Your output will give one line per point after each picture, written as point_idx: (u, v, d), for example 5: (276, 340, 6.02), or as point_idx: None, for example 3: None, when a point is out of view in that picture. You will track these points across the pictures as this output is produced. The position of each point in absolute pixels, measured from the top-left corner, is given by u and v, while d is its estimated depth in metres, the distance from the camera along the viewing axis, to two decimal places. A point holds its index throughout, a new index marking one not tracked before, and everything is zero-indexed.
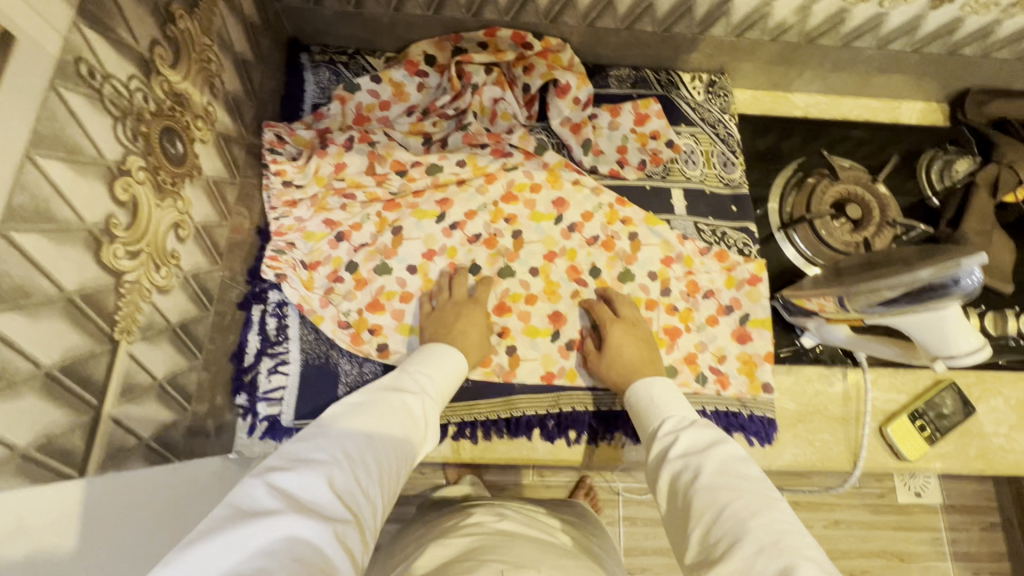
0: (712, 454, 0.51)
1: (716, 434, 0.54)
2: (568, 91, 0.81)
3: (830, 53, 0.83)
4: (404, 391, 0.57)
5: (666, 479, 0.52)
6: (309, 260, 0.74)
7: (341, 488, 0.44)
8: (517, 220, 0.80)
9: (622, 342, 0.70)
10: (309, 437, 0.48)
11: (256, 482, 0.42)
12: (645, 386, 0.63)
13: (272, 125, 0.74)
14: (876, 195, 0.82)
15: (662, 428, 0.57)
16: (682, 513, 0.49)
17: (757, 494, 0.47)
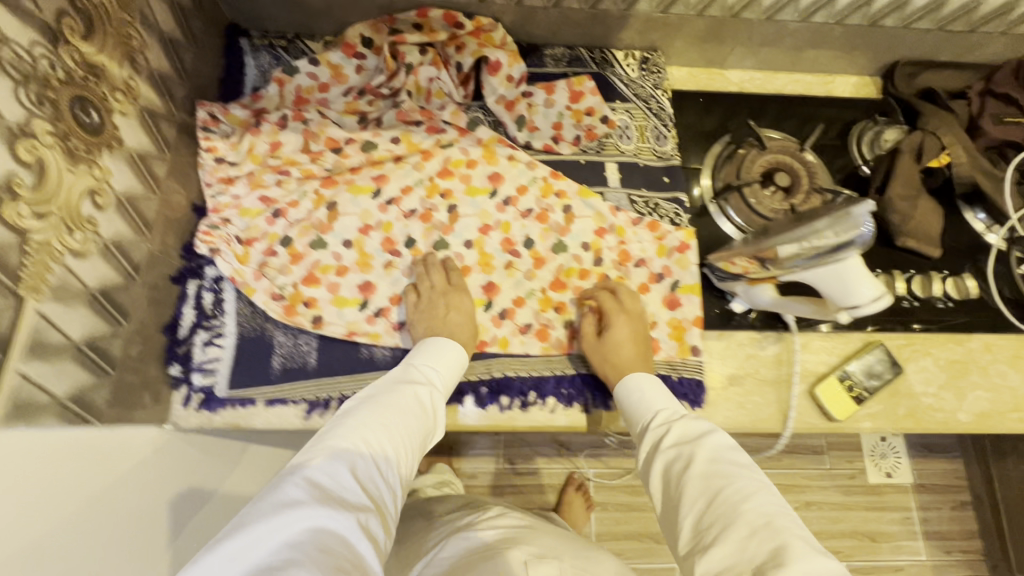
0: (707, 443, 0.57)
1: (704, 424, 0.60)
2: (499, 68, 0.83)
3: (755, 27, 0.85)
4: (412, 391, 0.63)
5: (660, 464, 0.58)
6: (245, 236, 0.76)
7: (359, 477, 0.51)
8: (452, 194, 0.82)
9: (625, 339, 0.72)
10: (327, 433, 0.54)
11: (286, 478, 0.48)
12: (635, 379, 0.69)
13: (205, 104, 0.75)
14: (805, 164, 0.85)
15: (655, 421, 0.63)
16: (677, 495, 0.55)
17: (749, 480, 0.53)
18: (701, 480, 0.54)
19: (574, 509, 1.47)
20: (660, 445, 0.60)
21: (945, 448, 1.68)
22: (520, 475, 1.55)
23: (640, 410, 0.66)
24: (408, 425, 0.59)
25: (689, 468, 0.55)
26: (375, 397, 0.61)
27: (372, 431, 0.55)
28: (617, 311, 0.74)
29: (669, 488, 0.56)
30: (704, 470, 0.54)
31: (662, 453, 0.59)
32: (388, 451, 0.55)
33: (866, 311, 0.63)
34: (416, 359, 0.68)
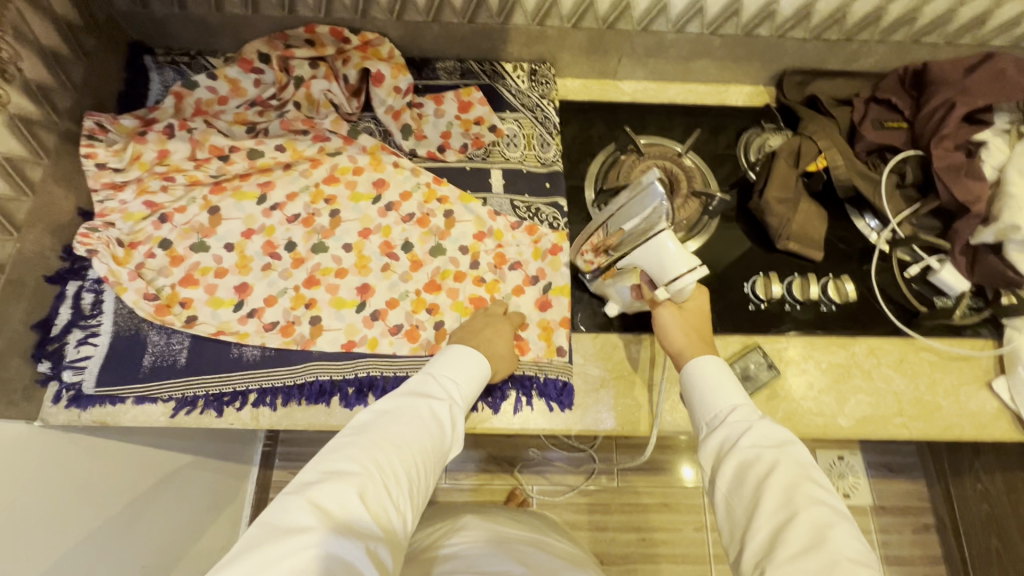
0: (780, 460, 0.56)
1: (789, 436, 0.59)
2: (383, 79, 0.87)
3: (634, 38, 0.87)
4: (431, 400, 0.64)
5: (729, 471, 0.58)
6: (128, 239, 0.79)
7: (372, 503, 0.53)
8: (336, 200, 0.84)
9: (700, 314, 0.73)
10: (342, 449, 0.57)
11: (294, 498, 0.51)
12: (710, 365, 0.66)
13: (92, 114, 0.79)
14: (682, 167, 0.87)
15: (731, 417, 0.61)
16: (744, 506, 0.56)
17: (825, 509, 0.52)
18: (777, 496, 0.54)
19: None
20: (730, 447, 0.59)
21: (908, 468, 1.62)
22: (462, 491, 1.53)
23: (704, 408, 0.65)
24: (426, 441, 0.60)
25: (765, 482, 0.55)
26: (396, 410, 0.61)
27: (388, 452, 0.57)
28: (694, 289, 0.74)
29: (745, 493, 0.56)
30: (779, 487, 0.54)
31: (737, 454, 0.58)
32: (405, 469, 0.57)
33: (672, 288, 0.67)
34: (437, 368, 0.68)
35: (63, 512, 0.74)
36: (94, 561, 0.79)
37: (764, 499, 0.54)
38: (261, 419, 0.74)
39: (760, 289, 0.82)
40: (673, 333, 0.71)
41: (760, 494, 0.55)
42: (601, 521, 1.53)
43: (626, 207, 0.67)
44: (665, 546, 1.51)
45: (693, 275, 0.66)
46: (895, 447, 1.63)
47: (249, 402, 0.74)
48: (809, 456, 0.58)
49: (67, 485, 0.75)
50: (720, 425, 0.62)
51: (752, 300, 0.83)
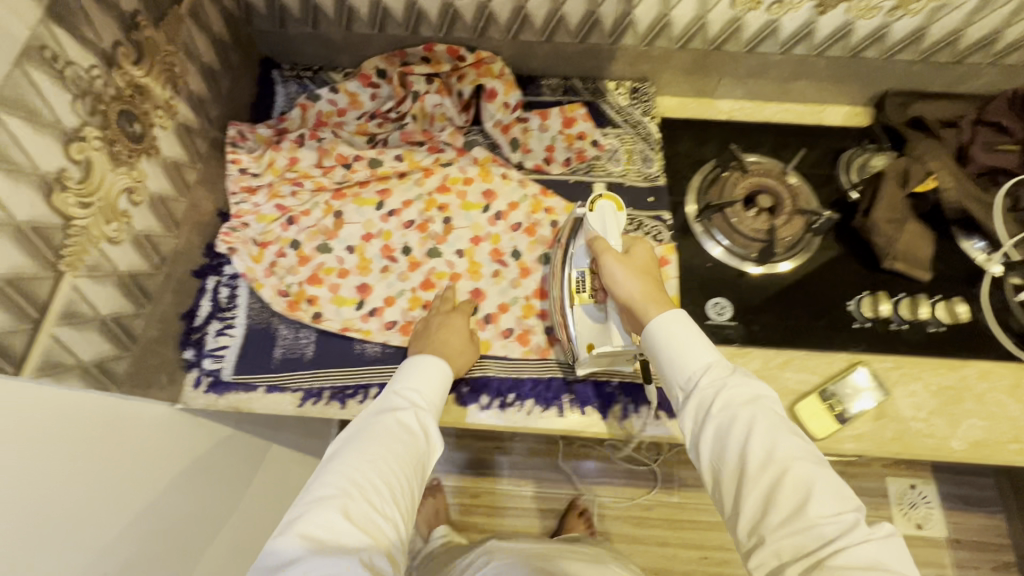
0: (756, 420, 0.57)
1: (758, 394, 0.60)
2: (496, 95, 0.92)
3: (738, 59, 0.90)
4: (392, 412, 0.66)
5: (712, 444, 0.59)
6: (261, 239, 0.85)
7: (357, 518, 0.55)
8: (448, 209, 0.89)
9: (645, 264, 0.73)
10: (318, 480, 0.59)
11: (286, 536, 0.54)
12: (674, 320, 0.66)
13: (236, 123, 0.86)
14: (787, 185, 0.86)
15: (705, 377, 0.62)
16: (734, 472, 0.57)
17: (804, 462, 0.55)
18: (758, 463, 0.55)
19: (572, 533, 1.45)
20: (707, 412, 0.60)
21: (984, 502, 1.55)
22: (524, 497, 1.55)
23: (676, 364, 0.64)
24: (404, 448, 0.63)
25: (745, 452, 0.56)
26: (368, 429, 0.63)
27: (370, 467, 0.59)
28: (636, 240, 0.76)
29: (732, 461, 0.57)
30: (758, 453, 0.56)
31: (716, 432, 0.59)
32: (387, 475, 0.60)
33: (591, 222, 0.75)
34: (399, 383, 0.70)
35: (193, 498, 0.77)
36: (211, 548, 0.82)
37: (753, 464, 0.55)
38: None
39: (867, 307, 0.82)
40: (623, 276, 0.70)
41: (747, 459, 0.56)
42: (662, 536, 1.52)
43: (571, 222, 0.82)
44: (728, 566, 1.49)
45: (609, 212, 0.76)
46: (971, 479, 1.57)
47: (371, 395, 0.79)
48: (779, 408, 0.59)
49: (198, 469, 0.79)
50: (694, 390, 0.62)
51: (858, 319, 0.83)
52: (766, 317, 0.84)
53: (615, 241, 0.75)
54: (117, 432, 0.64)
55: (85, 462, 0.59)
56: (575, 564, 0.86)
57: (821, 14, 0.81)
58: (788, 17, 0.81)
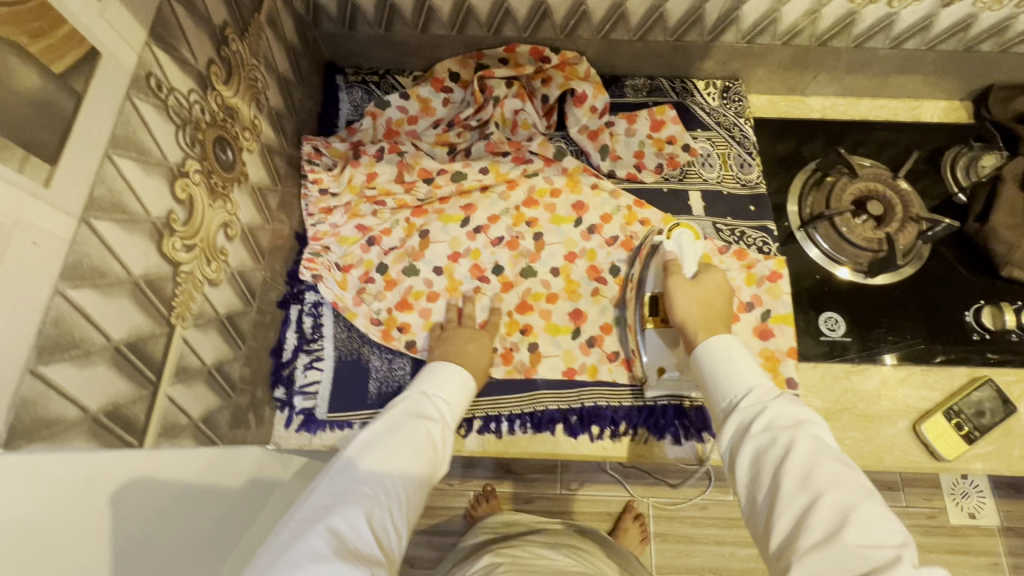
0: (801, 442, 0.48)
1: (805, 412, 0.52)
2: (584, 99, 0.86)
3: (843, 54, 0.84)
4: (426, 418, 0.61)
5: (742, 457, 0.51)
6: (343, 263, 0.79)
7: (377, 523, 0.49)
8: (538, 223, 0.83)
9: (718, 290, 0.68)
10: (347, 473, 0.53)
11: (310, 522, 0.47)
12: (719, 347, 0.61)
13: (311, 138, 0.81)
14: (898, 192, 0.82)
15: (746, 400, 0.55)
16: (764, 488, 0.49)
17: (849, 489, 0.45)
18: (790, 473, 0.47)
19: (628, 536, 1.17)
20: (746, 431, 0.52)
21: None
22: None
23: (722, 386, 0.58)
24: (420, 468, 0.56)
25: (778, 461, 0.48)
26: (394, 432, 0.58)
27: (390, 477, 0.53)
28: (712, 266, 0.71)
29: (761, 479, 0.49)
30: (794, 463, 0.47)
31: (751, 440, 0.51)
32: (401, 496, 0.53)
33: (666, 246, 0.72)
34: (429, 388, 0.65)
35: None
36: None
37: (785, 478, 0.47)
38: (488, 445, 0.74)
39: (987, 318, 0.79)
40: (682, 305, 0.66)
41: (781, 475, 0.48)
42: None
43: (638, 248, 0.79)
44: None
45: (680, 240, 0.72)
46: None
47: (474, 429, 0.75)
48: (829, 432, 0.50)
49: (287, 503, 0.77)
50: (735, 409, 0.55)
51: (976, 331, 0.79)
52: (879, 333, 0.80)
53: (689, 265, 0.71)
54: (217, 478, 0.59)
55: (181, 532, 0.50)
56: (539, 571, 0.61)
57: (945, 7, 0.75)
58: (908, 10, 0.76)
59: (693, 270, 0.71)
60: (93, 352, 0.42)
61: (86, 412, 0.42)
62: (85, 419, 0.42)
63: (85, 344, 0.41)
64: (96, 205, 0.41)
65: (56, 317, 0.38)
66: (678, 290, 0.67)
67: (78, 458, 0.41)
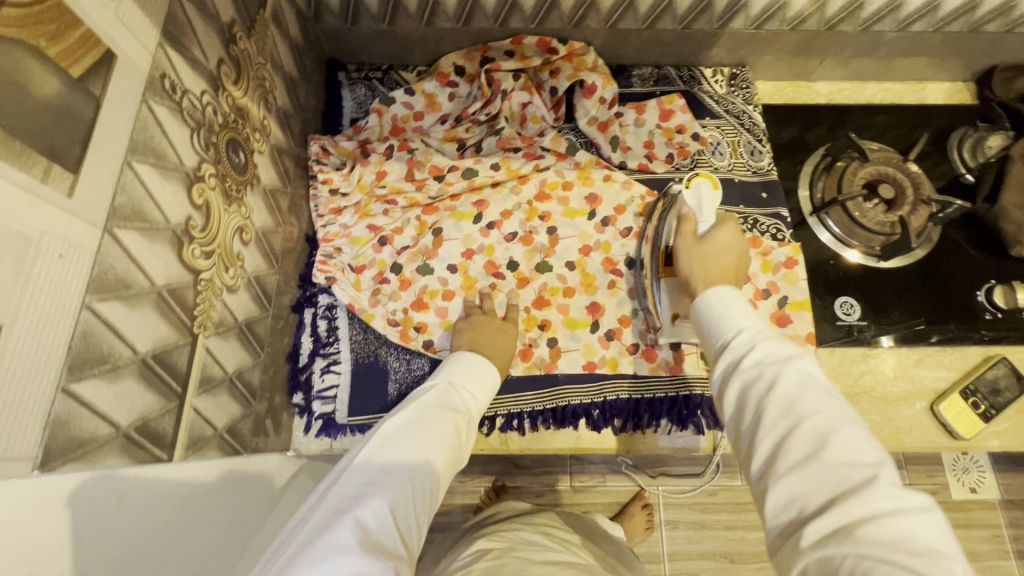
0: (787, 371, 0.44)
1: (794, 346, 0.47)
2: (594, 91, 0.84)
3: (850, 38, 0.84)
4: (452, 409, 0.59)
5: (728, 391, 0.47)
6: (356, 263, 0.78)
7: (401, 517, 0.47)
8: (551, 217, 0.82)
9: (730, 247, 0.64)
10: (376, 463, 0.50)
11: (337, 515, 0.45)
12: (717, 295, 0.55)
13: (317, 138, 0.79)
14: (908, 175, 0.82)
15: (736, 336, 0.50)
16: (745, 416, 0.45)
17: (831, 413, 0.42)
18: (775, 403, 0.43)
19: (632, 525, 1.11)
20: (734, 364, 0.48)
21: None
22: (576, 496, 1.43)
23: (716, 326, 0.53)
24: (444, 460, 0.54)
25: (762, 393, 0.44)
26: (422, 423, 0.55)
27: (417, 471, 0.51)
28: (728, 220, 0.66)
29: (742, 411, 0.45)
30: (779, 394, 0.43)
31: (739, 374, 0.47)
32: (425, 489, 0.51)
33: (686, 198, 0.71)
34: (457, 379, 0.63)
35: None
36: None
37: (769, 407, 0.43)
38: (510, 443, 0.74)
39: (999, 297, 0.80)
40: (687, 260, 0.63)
41: (765, 406, 0.44)
42: None
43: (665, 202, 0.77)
44: None
45: (699, 192, 0.70)
46: None
47: (497, 427, 0.74)
48: (820, 364, 0.46)
49: None
50: (723, 346, 0.50)
51: (989, 310, 0.80)
52: (895, 315, 0.80)
53: (702, 221, 0.69)
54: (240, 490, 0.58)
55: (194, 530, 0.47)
56: (530, 568, 0.56)
57: None
58: None
59: (704, 227, 0.68)
60: (121, 366, 0.41)
61: (117, 428, 0.40)
62: (116, 436, 0.40)
63: (113, 358, 0.40)
64: (118, 214, 0.40)
65: (85, 332, 0.37)
66: (683, 251, 0.65)
67: (111, 474, 0.39)
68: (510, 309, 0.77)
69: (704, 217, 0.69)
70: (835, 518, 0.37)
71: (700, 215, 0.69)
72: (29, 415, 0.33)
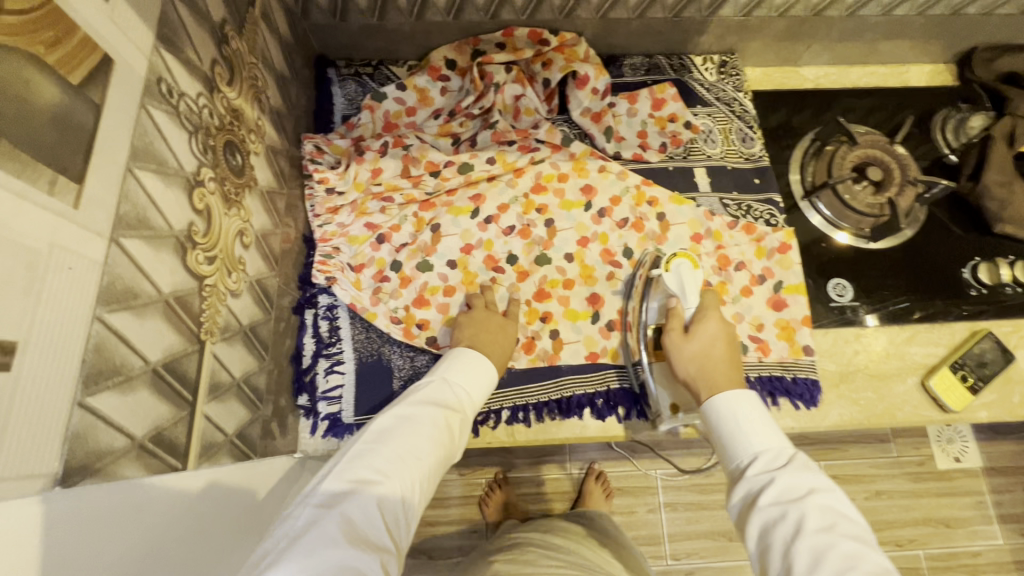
0: (808, 518, 0.46)
1: (816, 479, 0.49)
2: (587, 82, 0.85)
3: (836, 23, 0.85)
4: (445, 407, 0.59)
5: (752, 530, 0.49)
6: (355, 263, 0.77)
7: (389, 514, 0.47)
8: (548, 209, 0.82)
9: (715, 338, 0.67)
10: (367, 456, 0.51)
11: (323, 511, 0.45)
12: (728, 408, 0.58)
13: (311, 137, 0.79)
14: (897, 157, 0.85)
15: (753, 466, 0.52)
16: (776, 568, 0.46)
17: (862, 568, 0.43)
18: (801, 550, 0.45)
19: (593, 499, 1.11)
20: (753, 501, 0.50)
21: None
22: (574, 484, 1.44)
23: (733, 445, 0.55)
24: (437, 456, 0.54)
25: (787, 538, 0.46)
26: (412, 419, 0.56)
27: (409, 467, 0.51)
28: (709, 308, 0.70)
29: (770, 558, 0.47)
30: (805, 539, 0.45)
31: (758, 514, 0.49)
32: (417, 487, 0.51)
33: (668, 282, 0.73)
34: (452, 376, 0.63)
35: None
36: None
37: (795, 561, 0.44)
38: (518, 435, 0.75)
39: (985, 274, 0.83)
40: (682, 357, 0.66)
41: (791, 556, 0.45)
42: None
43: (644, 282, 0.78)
44: None
45: (676, 275, 0.73)
46: None
47: (503, 420, 0.75)
48: (844, 501, 0.48)
49: None
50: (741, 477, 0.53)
51: (974, 286, 0.83)
52: (887, 294, 0.82)
53: (686, 307, 0.71)
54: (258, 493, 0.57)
55: (215, 542, 0.46)
56: None
57: None
58: None
59: (691, 309, 0.71)
60: (133, 377, 0.40)
61: (133, 440, 0.40)
62: (133, 447, 0.40)
63: (126, 369, 0.39)
64: (123, 222, 0.39)
65: (98, 344, 0.36)
66: (675, 351, 0.67)
67: (129, 484, 0.39)
68: (510, 303, 0.77)
69: (686, 300, 0.72)
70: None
71: (683, 303, 0.72)
72: (49, 431, 0.32)
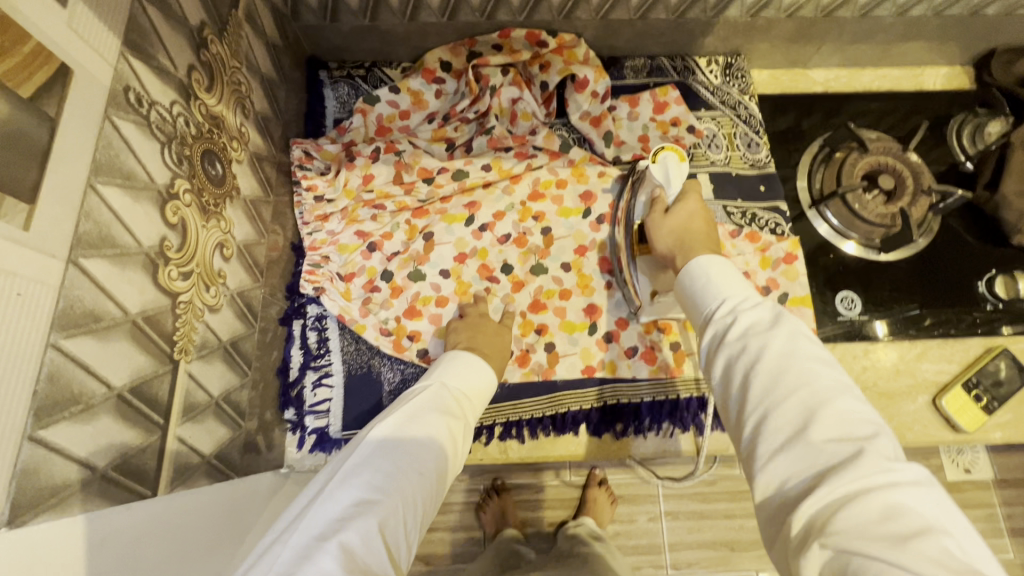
0: (771, 344, 0.42)
1: (783, 311, 0.44)
2: (586, 84, 0.82)
3: (848, 24, 0.82)
4: (444, 412, 0.56)
5: (716, 368, 0.44)
6: (345, 272, 0.75)
7: (390, 536, 0.44)
8: (545, 217, 0.79)
9: (696, 215, 0.61)
10: (364, 474, 0.47)
11: (320, 543, 0.41)
12: (699, 267, 0.51)
13: (299, 142, 0.76)
14: (910, 165, 0.80)
15: (721, 308, 0.47)
16: (735, 396, 0.42)
17: (822, 384, 0.39)
18: (760, 377, 0.41)
19: (599, 509, 1.09)
20: (718, 341, 0.45)
21: None
22: None
23: (701, 297, 0.49)
24: (439, 473, 0.51)
25: (749, 365, 0.42)
26: (411, 430, 0.52)
27: (411, 483, 0.48)
28: (692, 192, 0.64)
29: (731, 389, 0.42)
30: (765, 367, 0.41)
31: (722, 350, 0.44)
32: (418, 506, 0.48)
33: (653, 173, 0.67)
34: (451, 380, 0.60)
35: None
36: None
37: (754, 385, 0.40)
38: (511, 452, 0.72)
39: (999, 288, 0.79)
40: (660, 235, 0.61)
41: (749, 382, 0.41)
42: None
43: (637, 177, 0.74)
44: None
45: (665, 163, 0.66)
46: None
47: (495, 436, 0.73)
48: (810, 330, 0.43)
49: None
50: (709, 320, 0.47)
51: (989, 300, 0.79)
52: (897, 308, 0.79)
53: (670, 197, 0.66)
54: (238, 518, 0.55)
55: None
56: None
57: None
58: None
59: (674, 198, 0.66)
60: (95, 405, 0.38)
61: (94, 471, 0.38)
62: (94, 479, 0.38)
63: (85, 398, 0.37)
64: (83, 242, 0.37)
65: (51, 373, 0.34)
66: (654, 230, 0.63)
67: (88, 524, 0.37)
68: (503, 315, 0.75)
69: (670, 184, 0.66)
70: (822, 498, 0.34)
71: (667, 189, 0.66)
72: None
